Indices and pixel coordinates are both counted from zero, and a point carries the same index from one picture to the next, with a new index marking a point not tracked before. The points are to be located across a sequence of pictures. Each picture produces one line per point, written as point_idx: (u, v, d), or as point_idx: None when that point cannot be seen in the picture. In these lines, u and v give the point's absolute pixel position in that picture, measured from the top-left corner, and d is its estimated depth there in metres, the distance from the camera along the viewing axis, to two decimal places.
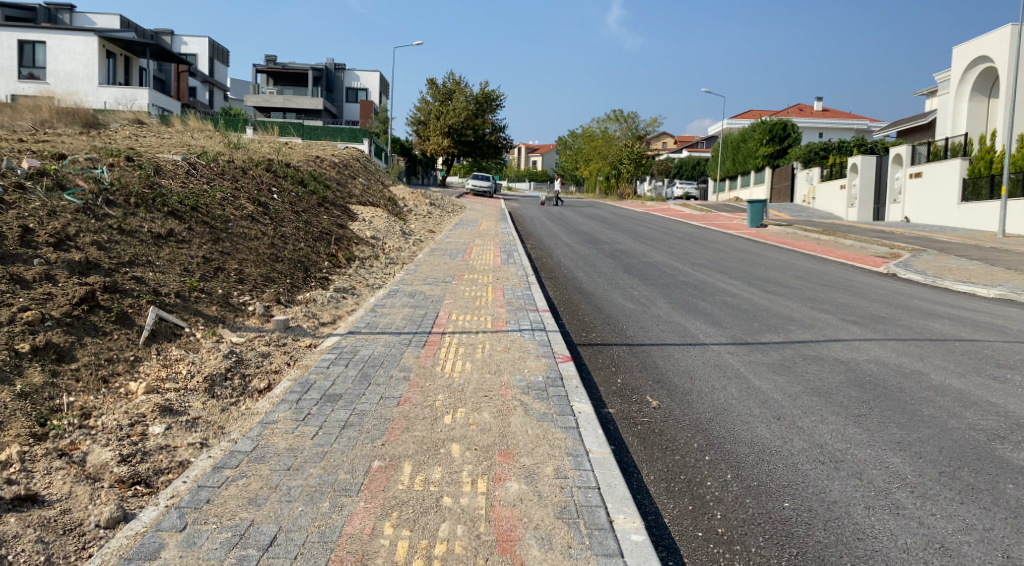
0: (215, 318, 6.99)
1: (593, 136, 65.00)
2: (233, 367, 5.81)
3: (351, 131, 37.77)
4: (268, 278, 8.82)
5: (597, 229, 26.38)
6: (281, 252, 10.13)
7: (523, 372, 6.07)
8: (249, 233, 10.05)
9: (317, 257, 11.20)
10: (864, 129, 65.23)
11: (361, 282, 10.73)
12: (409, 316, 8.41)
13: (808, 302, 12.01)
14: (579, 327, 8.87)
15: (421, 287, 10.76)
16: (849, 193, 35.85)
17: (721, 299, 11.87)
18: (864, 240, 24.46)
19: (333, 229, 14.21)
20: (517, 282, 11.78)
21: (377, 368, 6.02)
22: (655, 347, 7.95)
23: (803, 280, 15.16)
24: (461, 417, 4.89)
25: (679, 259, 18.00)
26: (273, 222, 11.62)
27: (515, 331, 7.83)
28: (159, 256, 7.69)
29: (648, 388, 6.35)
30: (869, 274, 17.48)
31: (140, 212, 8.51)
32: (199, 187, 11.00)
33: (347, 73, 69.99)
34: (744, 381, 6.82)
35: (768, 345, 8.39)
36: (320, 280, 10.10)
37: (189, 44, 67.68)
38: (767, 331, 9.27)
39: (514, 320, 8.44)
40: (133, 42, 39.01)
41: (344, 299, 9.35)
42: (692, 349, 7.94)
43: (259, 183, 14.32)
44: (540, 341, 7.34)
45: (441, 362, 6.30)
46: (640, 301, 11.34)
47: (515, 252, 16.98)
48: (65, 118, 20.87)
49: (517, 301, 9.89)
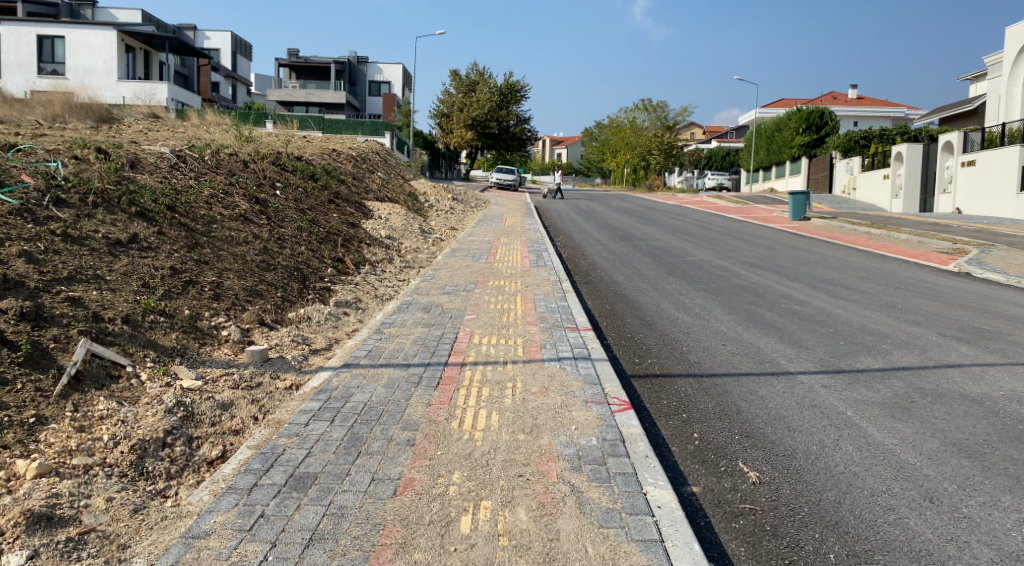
0: (172, 350, 5.50)
1: (620, 127, 62.97)
2: (177, 428, 4.30)
3: (372, 125, 36.30)
4: (252, 292, 7.31)
5: (629, 224, 24.64)
6: (274, 258, 8.60)
7: (570, 431, 4.45)
8: (236, 237, 8.56)
9: (319, 263, 9.66)
10: (901, 117, 62.61)
11: (369, 293, 9.19)
12: (421, 340, 6.85)
13: (888, 311, 10.29)
14: (631, 352, 7.23)
15: (440, 297, 9.22)
16: (892, 183, 33.31)
17: (788, 309, 10.16)
18: (921, 234, 22.45)
19: (343, 230, 12.68)
20: (550, 290, 10.17)
21: (371, 426, 4.44)
22: (732, 383, 6.31)
23: (871, 282, 13.42)
24: (486, 520, 3.32)
25: (727, 258, 16.26)
26: (270, 222, 10.14)
27: (552, 361, 6.21)
28: (110, 268, 6.21)
29: (737, 453, 4.74)
30: (938, 274, 15.64)
31: (97, 213, 7.04)
32: (184, 184, 9.52)
33: (370, 66, 68.70)
34: (861, 434, 5.16)
35: (870, 376, 6.69)
36: (320, 292, 8.56)
37: (212, 39, 67.16)
38: (859, 353, 7.56)
39: (551, 344, 6.86)
40: (153, 36, 37.99)
41: (345, 316, 7.80)
42: (779, 387, 6.28)
43: (259, 178, 12.80)
44: (587, 379, 5.70)
45: (459, 415, 4.71)
46: (696, 312, 9.69)
47: (544, 252, 15.36)
48: (74, 112, 19.65)
49: (552, 316, 8.28)
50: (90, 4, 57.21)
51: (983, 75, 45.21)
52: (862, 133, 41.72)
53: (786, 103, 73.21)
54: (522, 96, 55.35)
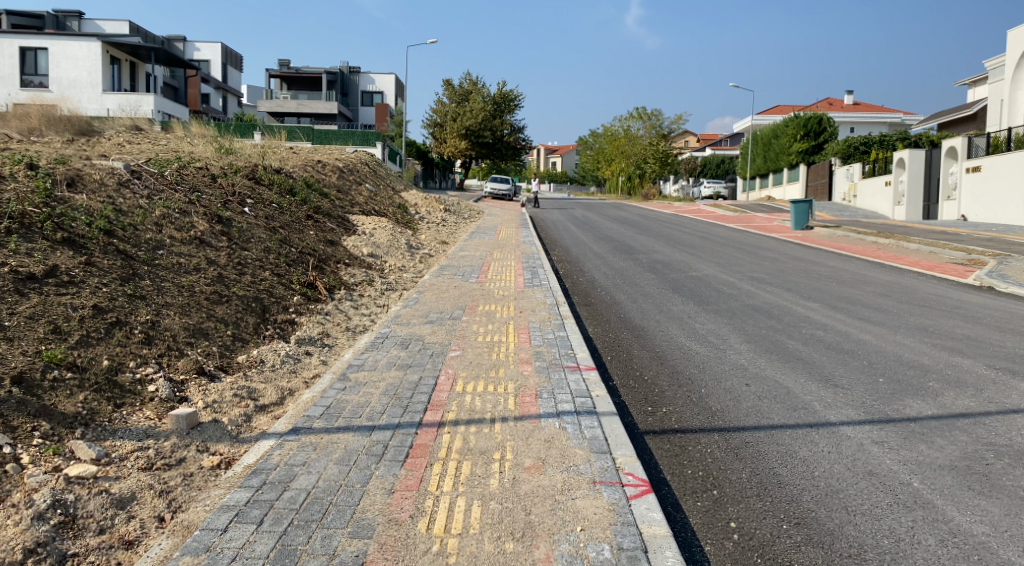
0: (76, 417, 4.40)
1: (615, 135, 62.07)
2: (46, 544, 3.23)
3: (363, 135, 35.24)
4: (194, 332, 6.23)
5: (628, 235, 23.55)
6: (229, 288, 7.52)
7: (572, 536, 3.44)
8: (184, 264, 7.46)
9: (285, 290, 8.56)
10: (898, 123, 61.83)
11: (340, 325, 8.07)
12: (392, 389, 5.73)
13: (922, 336, 9.23)
14: (643, 399, 6.14)
15: (421, 328, 8.12)
16: (895, 190, 32.57)
17: (811, 336, 9.06)
18: (932, 243, 21.47)
19: (319, 249, 11.60)
20: (546, 317, 9.06)
21: (309, 533, 3.40)
22: (766, 441, 5.24)
23: (892, 301, 12.38)
24: None
25: (733, 273, 15.19)
26: (231, 244, 9.06)
27: (549, 419, 5.08)
28: (12, 310, 5.11)
29: (789, 554, 3.69)
30: (958, 288, 14.61)
31: (10, 242, 5.96)
32: (131, 203, 8.41)
33: (362, 75, 67.73)
34: (939, 515, 4.09)
35: (926, 427, 5.59)
36: (281, 327, 7.46)
37: (202, 49, 66.00)
38: (906, 395, 6.45)
39: (549, 391, 5.78)
40: (139, 47, 36.97)
41: (307, 357, 6.70)
42: (823, 446, 5.19)
43: (227, 194, 11.70)
44: (592, 445, 4.58)
45: (432, 511, 3.66)
46: (709, 341, 8.62)
47: (540, 269, 14.32)
48: (53, 124, 18.56)
49: (550, 352, 7.19)
50: (77, 15, 56.14)
51: (982, 79, 44.43)
52: (861, 139, 40.82)
53: (782, 110, 72.39)
54: (516, 104, 54.44)
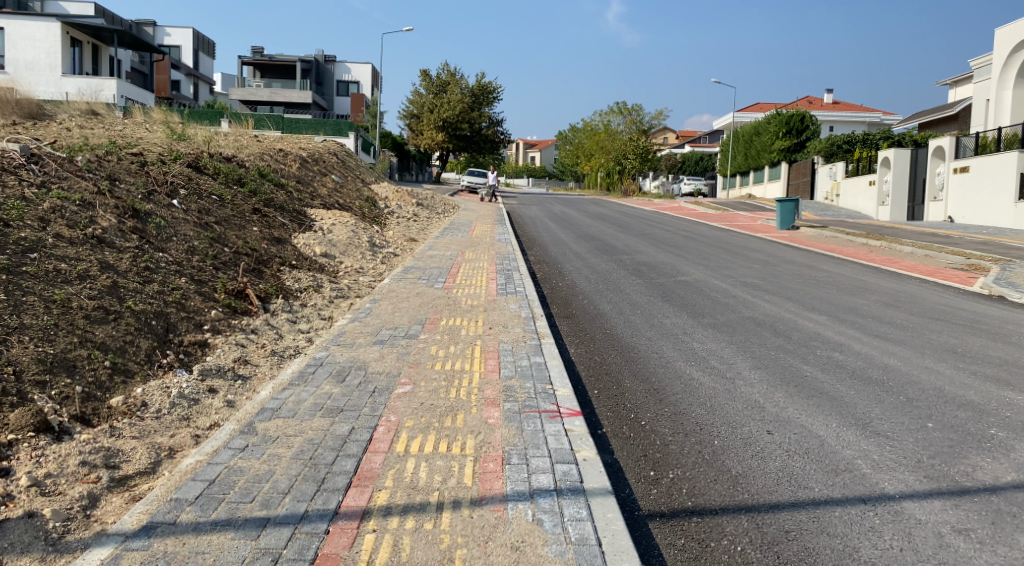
0: None
1: (595, 131, 60.89)
2: None
3: (335, 126, 33.43)
4: (53, 366, 4.67)
5: (609, 233, 22.19)
6: (122, 300, 5.98)
7: None
8: (65, 271, 5.91)
9: (203, 301, 7.04)
10: (876, 122, 61.29)
11: (264, 348, 6.58)
12: (306, 449, 4.25)
13: (953, 360, 7.96)
14: (642, 458, 4.74)
15: (368, 351, 6.65)
16: (880, 190, 31.61)
17: (829, 359, 7.73)
18: (926, 246, 20.36)
19: (261, 248, 10.07)
20: (520, 335, 7.62)
21: None
22: (812, 530, 3.86)
23: (902, 312, 11.16)
24: None
25: (723, 278, 13.88)
26: (141, 245, 7.48)
27: (517, 503, 3.65)
28: None
29: None
30: (964, 297, 13.46)
31: None
32: (10, 193, 6.81)
33: (337, 64, 65.64)
34: None
35: (1014, 505, 4.25)
36: (186, 351, 5.98)
37: (173, 35, 63.08)
38: (968, 450, 5.13)
39: (517, 451, 4.33)
40: (100, 28, 34.83)
41: (208, 397, 5.19)
42: (890, 538, 3.81)
43: (153, 183, 10.10)
44: (579, 559, 3.15)
45: None
46: (713, 367, 7.22)
47: (515, 271, 12.92)
48: None
49: (522, 387, 5.74)
50: None
51: (964, 79, 43.62)
52: (845, 136, 38.81)
53: (762, 107, 71.72)
54: (495, 96, 52.86)
